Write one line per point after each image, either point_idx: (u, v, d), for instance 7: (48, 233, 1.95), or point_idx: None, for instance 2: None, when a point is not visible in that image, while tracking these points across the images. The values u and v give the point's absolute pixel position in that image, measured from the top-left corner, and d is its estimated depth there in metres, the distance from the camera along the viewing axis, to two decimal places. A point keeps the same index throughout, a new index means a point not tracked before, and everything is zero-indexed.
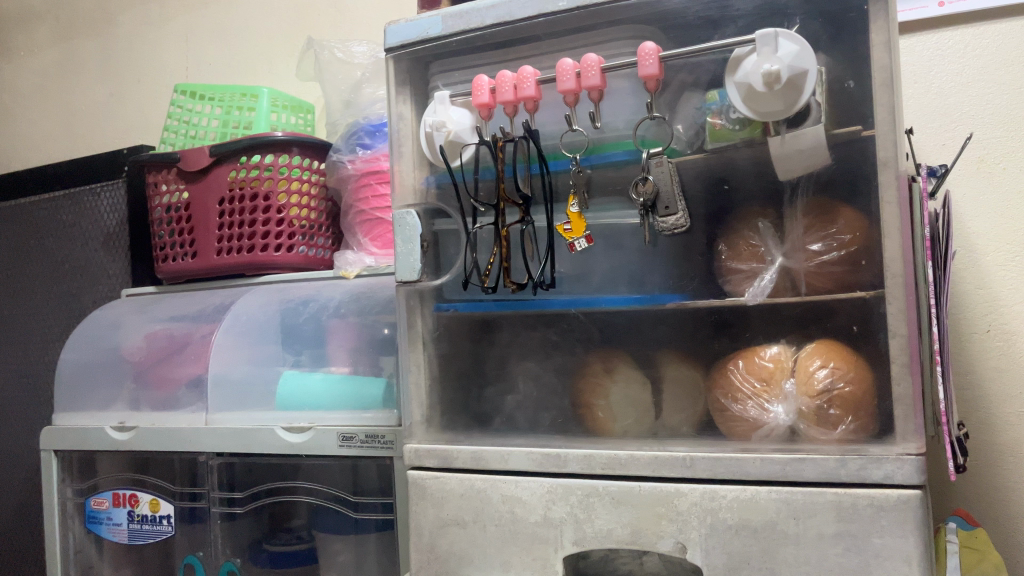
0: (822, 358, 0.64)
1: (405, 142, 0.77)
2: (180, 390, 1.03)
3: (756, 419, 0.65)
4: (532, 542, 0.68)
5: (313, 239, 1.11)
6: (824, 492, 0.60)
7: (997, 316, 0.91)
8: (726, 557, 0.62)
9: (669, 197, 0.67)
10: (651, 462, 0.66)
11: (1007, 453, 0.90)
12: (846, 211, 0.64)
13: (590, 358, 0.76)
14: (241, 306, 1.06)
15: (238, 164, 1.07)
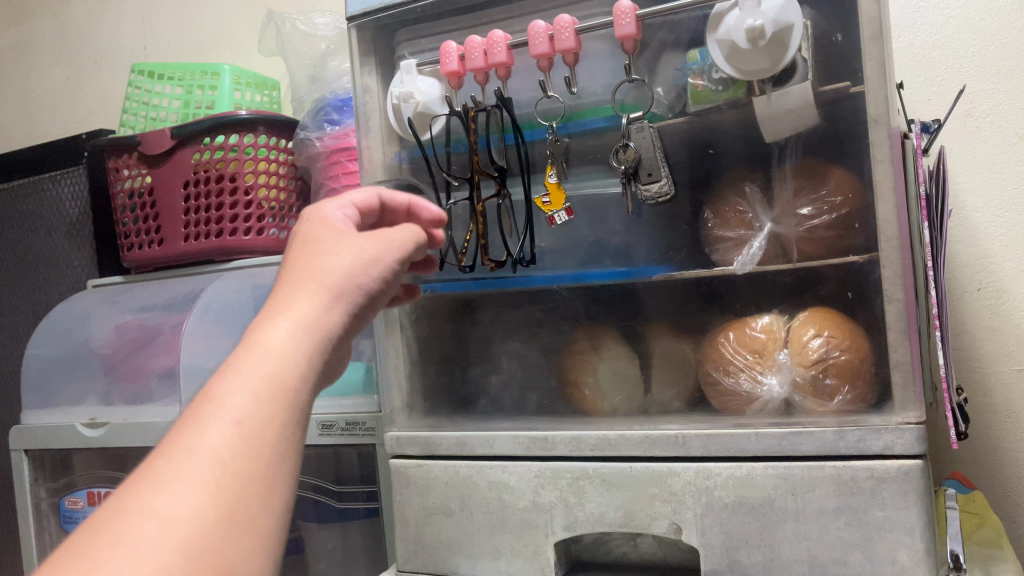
0: (817, 326, 0.61)
1: (372, 117, 0.73)
2: (153, 382, 0.99)
3: (749, 393, 0.63)
4: (522, 529, 0.65)
5: (284, 221, 1.06)
6: (822, 466, 0.57)
7: (988, 274, 0.89)
8: (723, 537, 0.60)
9: (651, 164, 0.64)
10: (643, 442, 0.63)
11: (1001, 413, 0.88)
12: (836, 172, 0.62)
13: (576, 335, 0.73)
14: (210, 293, 1.02)
15: (202, 146, 1.03)
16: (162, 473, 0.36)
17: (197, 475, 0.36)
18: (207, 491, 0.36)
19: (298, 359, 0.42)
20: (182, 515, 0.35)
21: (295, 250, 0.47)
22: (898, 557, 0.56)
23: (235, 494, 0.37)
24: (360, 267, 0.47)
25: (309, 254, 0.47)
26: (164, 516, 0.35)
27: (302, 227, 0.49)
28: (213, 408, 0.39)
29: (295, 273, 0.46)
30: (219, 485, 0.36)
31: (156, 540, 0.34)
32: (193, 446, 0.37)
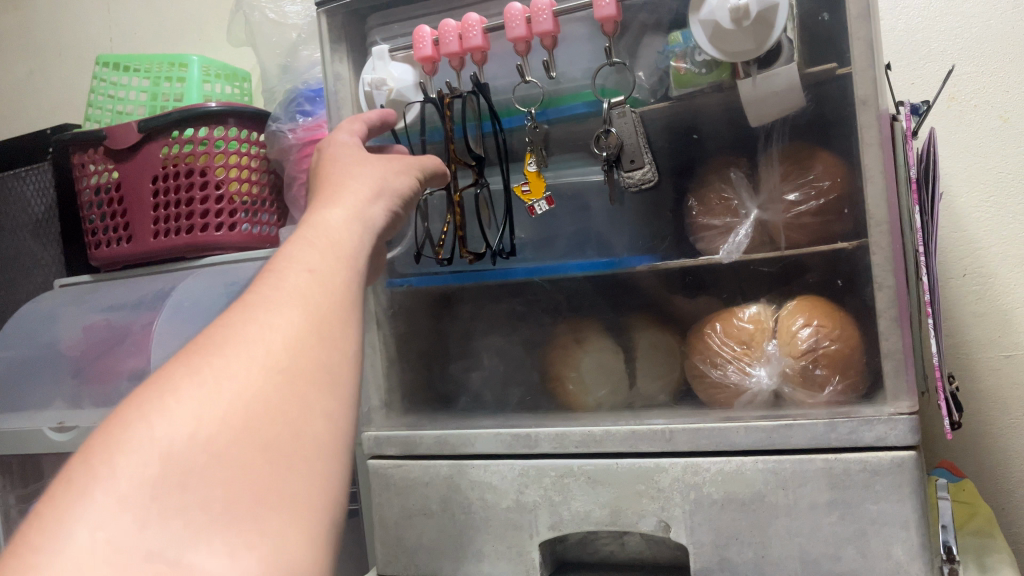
0: (805, 315, 0.59)
1: (344, 105, 0.70)
2: (123, 383, 0.96)
3: (737, 386, 0.61)
4: (505, 528, 0.64)
5: (257, 216, 1.03)
6: (813, 459, 0.56)
7: (974, 260, 0.88)
8: (712, 534, 0.58)
9: (633, 150, 0.62)
10: (629, 437, 0.61)
11: (989, 400, 0.87)
12: (823, 156, 0.60)
13: (559, 329, 0.71)
14: (179, 292, 0.99)
15: (171, 140, 0.99)
16: (259, 296, 0.40)
17: (291, 297, 0.40)
18: (302, 308, 0.40)
19: (354, 231, 0.47)
20: (284, 326, 0.39)
21: (326, 161, 0.54)
22: (892, 551, 0.54)
23: (327, 314, 0.41)
24: (387, 172, 0.54)
25: (338, 161, 0.53)
26: (267, 327, 0.39)
27: (320, 149, 0.56)
28: (295, 252, 0.43)
29: (334, 175, 0.52)
30: (313, 306, 0.41)
31: (262, 347, 0.38)
32: (284, 277, 0.41)
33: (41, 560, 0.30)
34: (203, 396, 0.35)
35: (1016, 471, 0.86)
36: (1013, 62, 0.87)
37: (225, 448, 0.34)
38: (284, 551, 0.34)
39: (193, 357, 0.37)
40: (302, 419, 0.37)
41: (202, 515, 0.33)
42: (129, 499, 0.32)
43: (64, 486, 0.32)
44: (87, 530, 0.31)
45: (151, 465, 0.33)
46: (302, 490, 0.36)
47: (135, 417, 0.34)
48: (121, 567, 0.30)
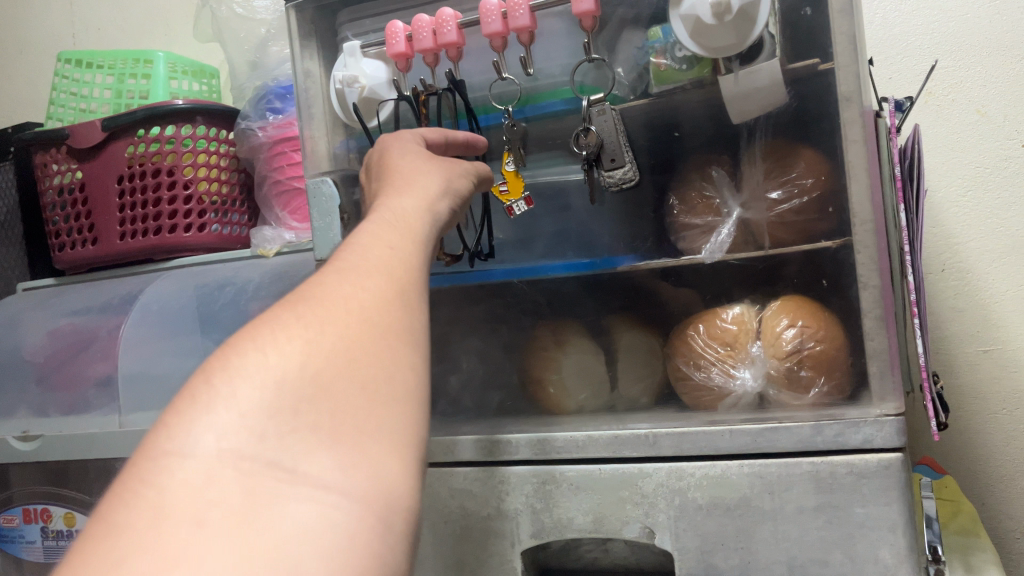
0: (790, 315, 0.58)
1: (315, 103, 0.68)
2: (89, 391, 0.94)
3: (721, 389, 0.60)
4: (486, 536, 0.62)
5: (227, 216, 1.00)
6: (800, 462, 0.55)
7: (952, 255, 0.88)
8: (698, 540, 0.57)
9: (614, 148, 0.59)
10: (611, 442, 0.60)
11: (969, 395, 0.87)
12: (806, 153, 0.59)
13: (538, 331, 0.69)
14: (147, 297, 0.96)
15: (135, 139, 0.95)
16: (348, 251, 0.41)
17: (381, 254, 0.41)
18: (391, 264, 0.40)
19: (426, 212, 0.47)
20: (377, 275, 0.39)
21: (388, 153, 0.52)
22: (879, 554, 0.53)
23: (413, 274, 0.41)
24: (447, 164, 0.53)
25: (405, 154, 0.52)
26: (362, 275, 0.39)
27: (381, 143, 0.55)
28: (377, 222, 0.44)
29: (398, 164, 0.51)
30: (402, 264, 0.41)
31: (359, 290, 0.38)
32: (371, 238, 0.42)
33: (165, 466, 0.30)
34: (307, 327, 0.35)
35: (995, 466, 0.86)
36: (990, 57, 0.86)
37: (331, 378, 0.34)
38: (389, 478, 0.33)
39: (294, 300, 0.37)
40: (400, 360, 0.37)
41: (314, 435, 0.33)
42: (247, 413, 0.32)
43: (182, 403, 0.32)
44: (211, 440, 0.31)
45: (265, 383, 0.33)
46: (402, 426, 0.35)
47: (246, 345, 0.34)
48: (243, 476, 0.30)
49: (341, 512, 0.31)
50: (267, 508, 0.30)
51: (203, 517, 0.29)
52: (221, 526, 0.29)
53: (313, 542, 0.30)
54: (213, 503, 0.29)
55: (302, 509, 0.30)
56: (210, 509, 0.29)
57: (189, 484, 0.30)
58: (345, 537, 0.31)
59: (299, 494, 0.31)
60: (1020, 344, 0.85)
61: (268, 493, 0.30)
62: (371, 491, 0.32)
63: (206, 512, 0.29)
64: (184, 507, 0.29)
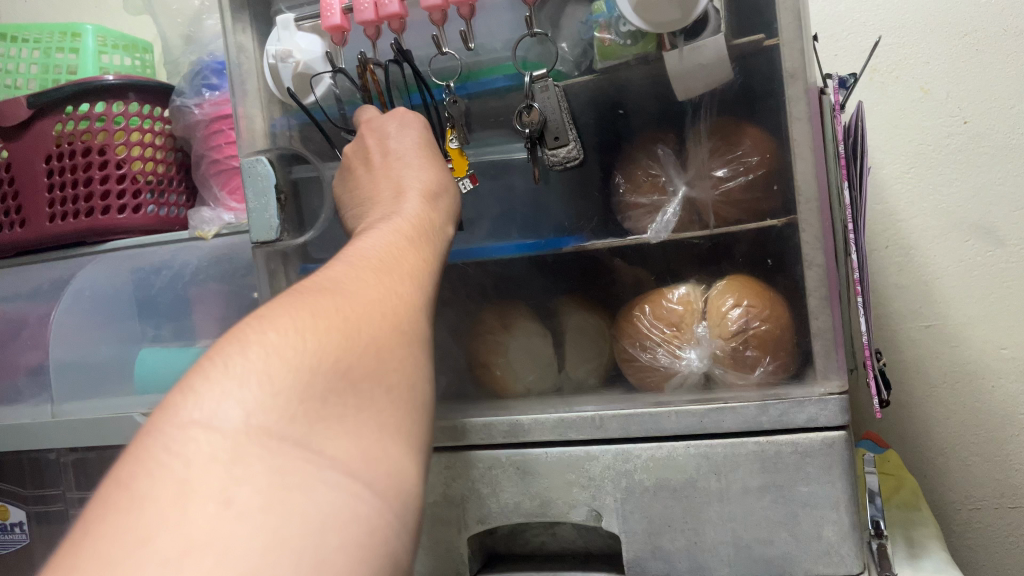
0: (736, 295, 0.58)
1: (249, 79, 0.65)
2: (21, 380, 0.91)
3: (667, 369, 0.59)
4: (432, 524, 0.61)
5: (164, 197, 0.94)
6: (745, 442, 0.55)
7: (896, 232, 0.89)
8: (645, 522, 0.57)
9: (558, 126, 0.58)
10: (557, 425, 0.59)
11: (912, 370, 0.88)
12: (751, 130, 0.58)
13: (484, 314, 0.67)
14: (81, 281, 0.92)
15: (64, 116, 0.90)
16: (365, 255, 0.42)
17: (395, 260, 0.42)
18: (406, 270, 0.42)
19: (432, 219, 0.49)
20: (393, 278, 0.41)
21: (388, 141, 0.56)
22: (823, 532, 0.54)
23: (424, 281, 0.43)
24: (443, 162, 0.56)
25: (405, 142, 0.55)
26: (381, 276, 0.40)
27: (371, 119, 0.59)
28: (389, 231, 0.45)
29: (399, 161, 0.54)
30: (410, 274, 0.42)
31: (381, 289, 0.39)
32: (385, 245, 0.44)
33: (197, 441, 0.30)
34: (333, 316, 0.36)
35: (936, 439, 0.88)
36: (932, 34, 0.87)
37: (355, 370, 0.34)
38: (405, 474, 0.33)
39: (320, 289, 0.38)
40: (415, 363, 0.37)
41: (341, 424, 0.33)
42: (279, 392, 0.32)
43: (214, 373, 0.32)
44: (242, 417, 0.31)
45: (297, 366, 0.33)
46: (414, 426, 0.36)
47: (277, 325, 0.34)
48: (271, 457, 0.30)
49: (365, 503, 0.31)
50: (297, 490, 0.30)
51: (232, 495, 0.29)
52: (251, 504, 0.29)
53: (340, 528, 0.29)
54: (244, 480, 0.29)
55: (329, 496, 0.30)
56: (242, 488, 0.29)
57: (219, 460, 0.29)
58: (367, 528, 0.30)
59: (326, 480, 0.31)
60: (960, 319, 0.87)
61: (296, 476, 0.30)
62: (391, 484, 0.32)
63: (236, 489, 0.29)
64: (214, 484, 0.29)
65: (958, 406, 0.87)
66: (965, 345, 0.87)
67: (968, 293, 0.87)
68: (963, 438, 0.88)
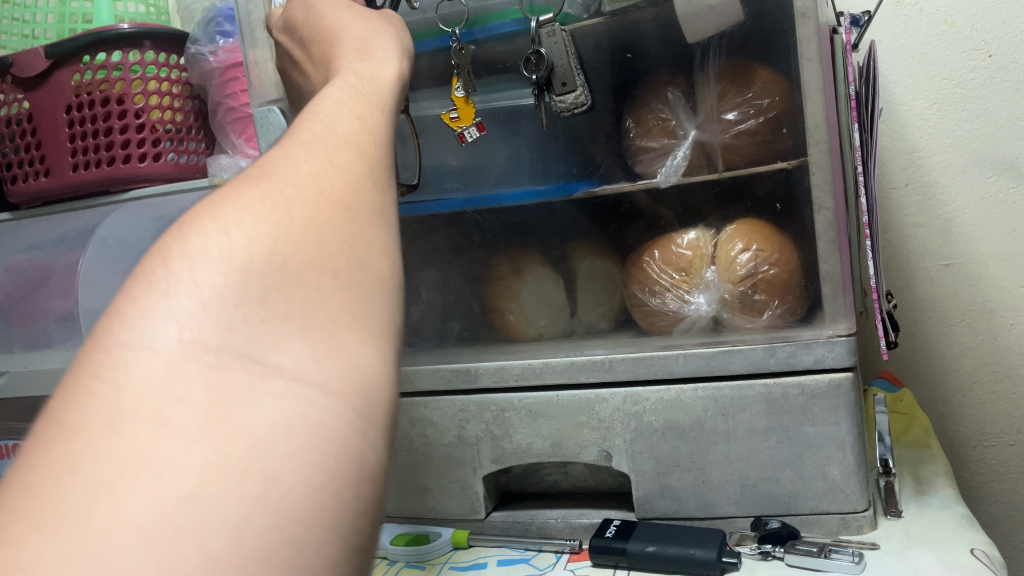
0: (745, 239, 0.58)
1: (259, 27, 0.65)
2: (49, 325, 0.91)
3: (676, 313, 0.60)
4: (447, 464, 0.63)
5: (183, 144, 0.95)
6: (753, 385, 0.55)
7: (917, 169, 0.87)
8: (653, 462, 0.58)
9: (564, 72, 0.58)
10: (567, 368, 0.60)
11: (929, 308, 0.88)
12: (763, 72, 0.57)
13: (496, 260, 0.68)
14: (105, 229, 0.93)
15: (81, 66, 0.89)
16: (308, 117, 0.32)
17: (352, 115, 0.32)
18: (365, 128, 0.32)
19: (388, 67, 0.39)
20: (347, 137, 0.31)
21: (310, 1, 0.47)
22: (828, 471, 0.55)
23: (383, 140, 0.32)
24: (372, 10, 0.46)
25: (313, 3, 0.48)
26: (331, 137, 0.30)
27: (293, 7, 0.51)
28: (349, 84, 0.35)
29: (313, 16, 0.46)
30: (370, 127, 0.32)
31: (330, 151, 0.30)
32: (338, 95, 0.33)
33: (117, 361, 0.22)
34: (274, 196, 0.27)
35: (951, 376, 0.89)
36: None
37: (305, 253, 0.26)
38: (370, 371, 0.25)
39: (256, 168, 0.29)
40: (382, 232, 0.29)
41: (287, 323, 0.25)
42: (208, 293, 0.24)
43: (134, 284, 0.24)
44: (167, 325, 0.23)
45: (227, 259, 0.25)
46: (384, 309, 0.27)
47: (200, 214, 0.26)
48: (209, 370, 0.23)
49: (320, 410, 0.24)
50: (239, 404, 0.23)
51: (166, 417, 0.22)
52: (188, 424, 0.22)
53: (291, 443, 0.23)
54: (179, 399, 0.22)
55: (280, 406, 0.23)
56: (175, 408, 0.22)
57: (146, 380, 0.22)
58: (325, 440, 0.23)
59: (273, 389, 0.23)
60: (980, 256, 0.86)
61: (239, 387, 0.23)
62: (353, 385, 0.25)
63: (171, 410, 0.22)
64: (143, 406, 0.22)
65: (975, 344, 0.87)
66: (983, 283, 0.86)
67: (988, 231, 0.86)
68: (979, 376, 0.88)
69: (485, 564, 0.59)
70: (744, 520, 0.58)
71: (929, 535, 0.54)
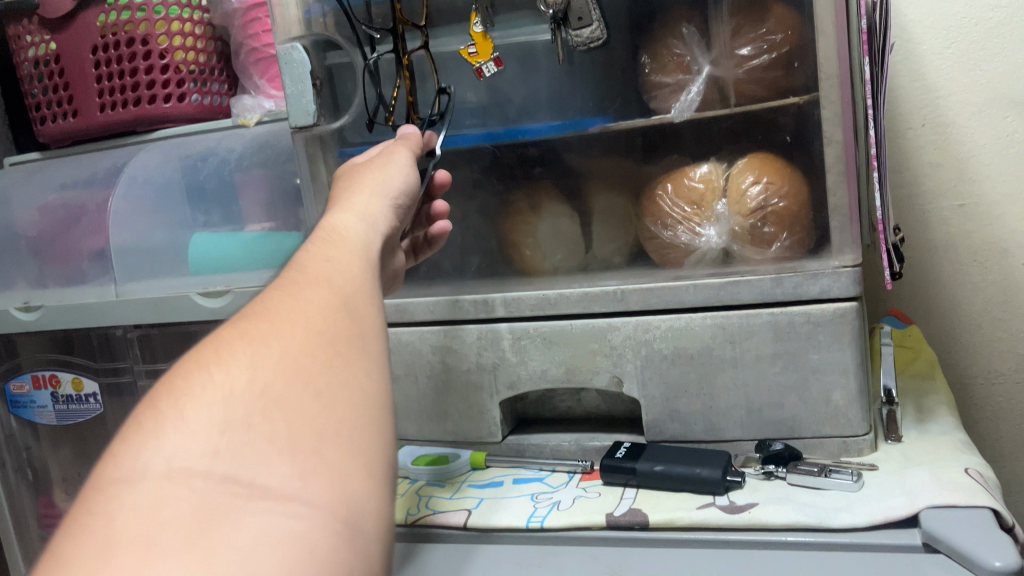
0: (756, 173, 0.59)
1: None
2: (84, 262, 0.93)
3: (688, 245, 0.62)
4: (466, 390, 0.66)
5: (205, 85, 0.95)
6: (760, 312, 0.58)
7: (933, 109, 0.88)
8: (663, 387, 0.61)
9: (580, 6, 0.60)
10: (581, 299, 0.62)
11: (942, 249, 0.89)
12: (777, 7, 0.58)
13: (514, 195, 0.70)
14: (134, 168, 0.92)
15: (107, 6, 0.89)
16: (288, 275, 0.37)
17: (328, 266, 0.38)
18: (341, 279, 0.37)
19: (366, 222, 0.45)
20: (327, 288, 0.36)
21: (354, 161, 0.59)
22: (832, 397, 0.57)
23: (358, 285, 0.38)
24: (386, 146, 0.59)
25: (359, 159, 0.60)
26: (309, 290, 0.35)
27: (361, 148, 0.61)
28: (333, 241, 0.41)
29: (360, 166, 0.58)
30: (342, 276, 0.37)
31: (307, 298, 0.35)
32: (318, 251, 0.39)
33: (111, 496, 0.26)
34: (255, 342, 0.31)
35: (962, 316, 0.90)
36: None
37: (283, 386, 0.30)
38: (357, 486, 0.29)
39: (244, 317, 0.33)
40: (357, 365, 0.33)
41: (272, 443, 0.28)
42: (196, 428, 0.28)
43: (128, 430, 0.28)
44: (159, 459, 0.27)
45: (213, 399, 0.29)
46: (364, 430, 0.31)
47: (192, 367, 0.30)
48: (196, 494, 0.26)
49: (307, 522, 0.27)
50: (226, 522, 0.26)
51: (154, 540, 0.25)
52: (174, 544, 0.25)
53: (279, 553, 0.26)
54: (166, 522, 0.25)
55: (265, 522, 0.26)
56: (163, 531, 0.25)
57: (138, 510, 0.26)
58: (310, 547, 0.26)
59: (259, 508, 0.26)
60: (995, 197, 0.87)
61: (226, 507, 0.26)
62: (338, 496, 0.28)
63: (157, 531, 0.25)
64: (133, 532, 0.25)
65: (986, 284, 0.89)
66: (996, 223, 0.87)
67: (1003, 172, 0.86)
68: (989, 315, 0.89)
69: (501, 483, 0.62)
70: (749, 443, 0.60)
71: (927, 457, 0.56)
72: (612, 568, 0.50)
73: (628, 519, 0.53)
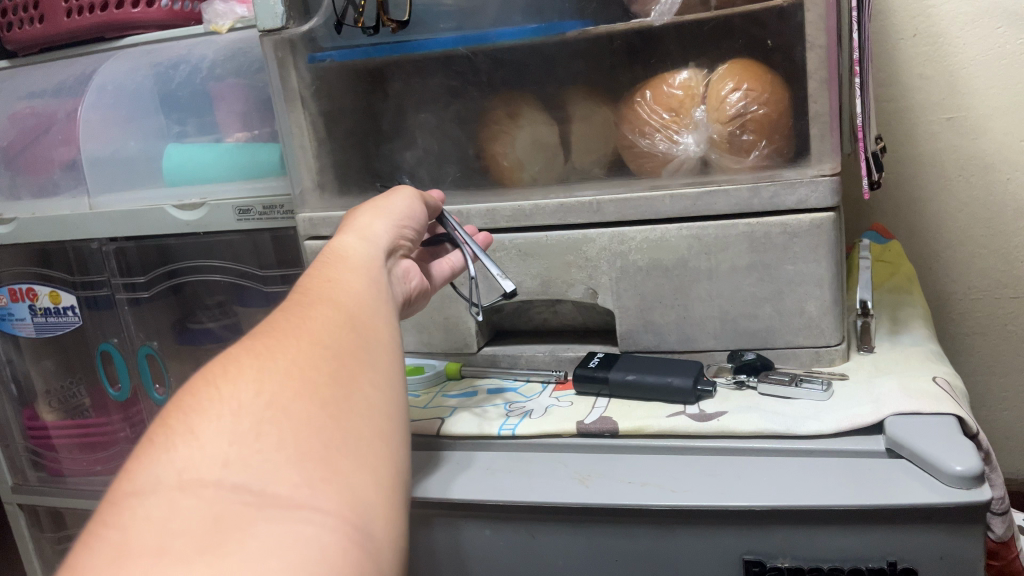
0: (736, 79, 0.57)
1: None
2: (56, 174, 0.90)
3: (666, 154, 0.61)
4: (441, 303, 0.66)
5: None
6: (736, 223, 0.57)
7: (926, 19, 0.85)
8: (638, 299, 0.61)
9: None
10: (557, 210, 0.62)
11: (928, 163, 0.88)
12: None
13: (491, 103, 0.67)
14: (103, 75, 0.87)
15: None
16: (290, 302, 0.39)
17: (327, 292, 0.40)
18: (341, 303, 0.39)
19: (365, 238, 0.47)
20: (329, 311, 0.38)
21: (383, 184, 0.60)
22: (806, 307, 0.57)
23: (360, 306, 0.40)
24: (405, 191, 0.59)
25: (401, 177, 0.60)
26: (310, 314, 0.37)
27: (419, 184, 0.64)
28: (332, 273, 0.42)
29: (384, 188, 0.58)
30: (342, 301, 0.39)
31: (309, 321, 0.37)
32: (320, 279, 0.41)
33: (125, 509, 0.27)
34: (260, 362, 0.33)
35: (944, 231, 0.90)
36: None
37: (289, 401, 0.32)
38: (363, 494, 0.30)
39: (251, 339, 0.35)
40: (359, 382, 0.35)
41: (280, 452, 0.30)
42: (207, 445, 0.29)
43: (141, 450, 0.30)
44: (173, 473, 0.28)
45: (222, 417, 0.30)
46: (369, 442, 0.33)
47: (201, 388, 0.32)
48: (209, 503, 0.28)
49: (316, 526, 0.28)
50: (238, 530, 0.27)
51: (168, 546, 0.26)
52: (187, 549, 0.26)
53: (290, 555, 0.27)
54: (179, 530, 0.27)
55: (274, 527, 0.27)
56: (176, 539, 0.26)
57: (152, 519, 0.27)
58: (321, 549, 0.28)
59: (268, 515, 0.28)
60: (983, 110, 0.85)
61: (238, 514, 0.27)
62: (346, 502, 0.30)
63: (171, 539, 0.26)
64: (148, 539, 0.26)
65: (970, 200, 0.88)
66: (984, 138, 0.86)
67: (992, 85, 0.84)
68: (971, 231, 0.89)
69: (475, 393, 0.63)
70: (722, 353, 0.61)
71: (897, 366, 0.57)
72: (580, 474, 0.51)
73: (599, 426, 0.53)
